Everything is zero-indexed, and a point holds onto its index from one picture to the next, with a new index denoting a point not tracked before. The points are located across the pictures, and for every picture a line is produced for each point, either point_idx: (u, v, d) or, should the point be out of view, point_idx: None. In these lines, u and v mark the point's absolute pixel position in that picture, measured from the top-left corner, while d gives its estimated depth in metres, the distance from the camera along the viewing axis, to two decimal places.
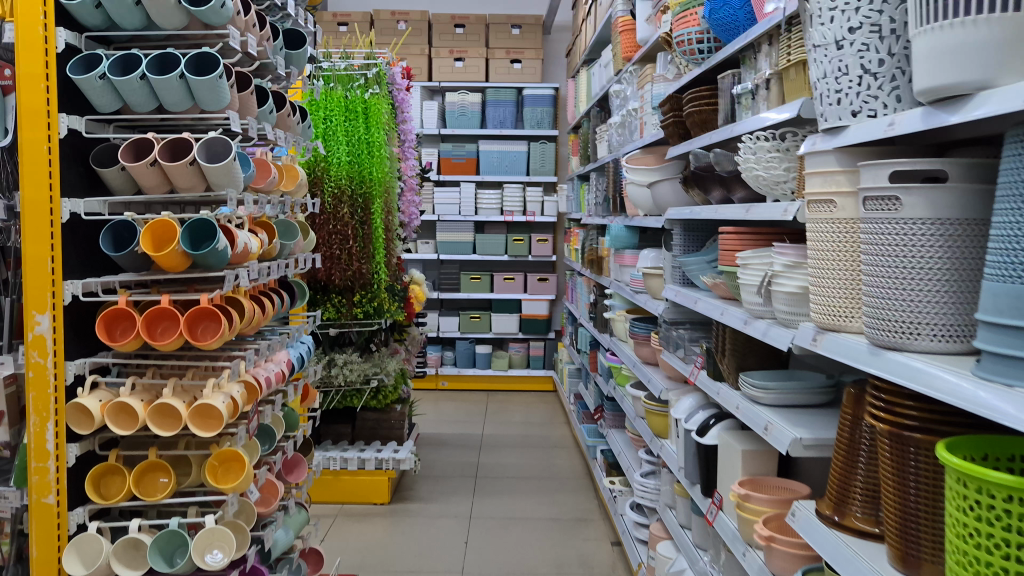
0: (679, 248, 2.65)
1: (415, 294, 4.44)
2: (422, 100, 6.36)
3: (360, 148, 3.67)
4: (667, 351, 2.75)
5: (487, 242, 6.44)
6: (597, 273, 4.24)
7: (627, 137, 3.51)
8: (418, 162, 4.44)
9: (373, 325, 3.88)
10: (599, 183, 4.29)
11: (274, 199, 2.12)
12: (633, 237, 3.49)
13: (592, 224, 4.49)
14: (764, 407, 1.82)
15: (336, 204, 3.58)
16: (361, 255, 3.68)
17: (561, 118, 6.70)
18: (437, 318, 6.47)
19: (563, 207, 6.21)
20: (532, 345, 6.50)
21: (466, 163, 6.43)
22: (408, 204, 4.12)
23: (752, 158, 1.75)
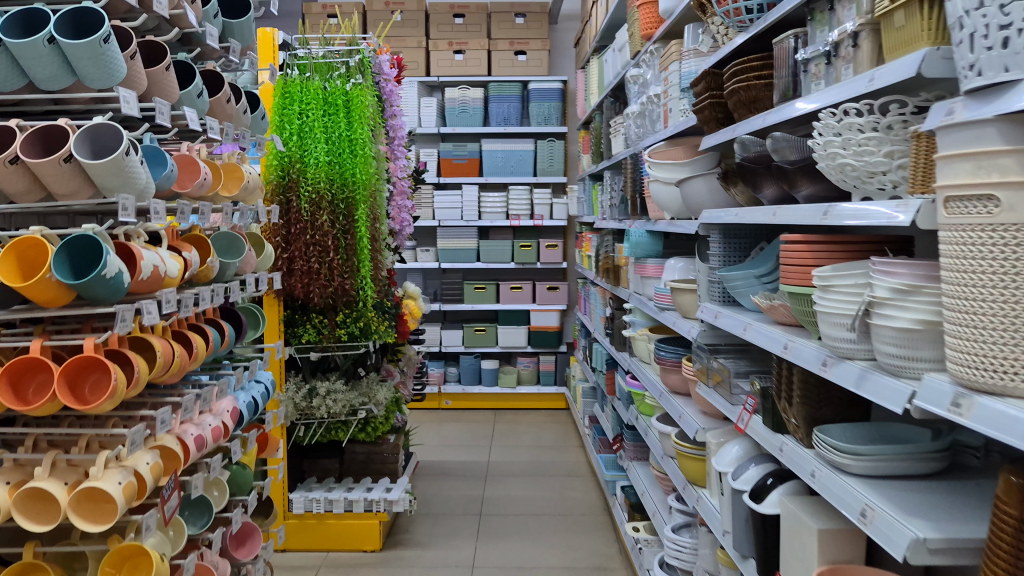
0: (718, 259, 2.18)
1: (410, 310, 3.97)
2: (420, 97, 5.91)
3: (342, 147, 3.22)
4: (704, 384, 2.27)
5: (493, 248, 5.98)
6: (613, 284, 3.80)
7: (648, 129, 3.05)
8: (412, 163, 3.98)
9: (360, 348, 3.39)
10: (614, 182, 3.82)
11: (204, 208, 1.66)
12: (656, 244, 3.03)
13: (608, 229, 4.01)
14: (851, 479, 1.33)
15: (314, 211, 3.17)
16: (343, 269, 3.24)
17: (570, 113, 6.23)
18: (439, 332, 6.01)
19: (574, 210, 5.74)
20: (542, 360, 6.03)
21: (469, 163, 5.97)
22: (399, 209, 3.66)
23: (836, 141, 1.28)
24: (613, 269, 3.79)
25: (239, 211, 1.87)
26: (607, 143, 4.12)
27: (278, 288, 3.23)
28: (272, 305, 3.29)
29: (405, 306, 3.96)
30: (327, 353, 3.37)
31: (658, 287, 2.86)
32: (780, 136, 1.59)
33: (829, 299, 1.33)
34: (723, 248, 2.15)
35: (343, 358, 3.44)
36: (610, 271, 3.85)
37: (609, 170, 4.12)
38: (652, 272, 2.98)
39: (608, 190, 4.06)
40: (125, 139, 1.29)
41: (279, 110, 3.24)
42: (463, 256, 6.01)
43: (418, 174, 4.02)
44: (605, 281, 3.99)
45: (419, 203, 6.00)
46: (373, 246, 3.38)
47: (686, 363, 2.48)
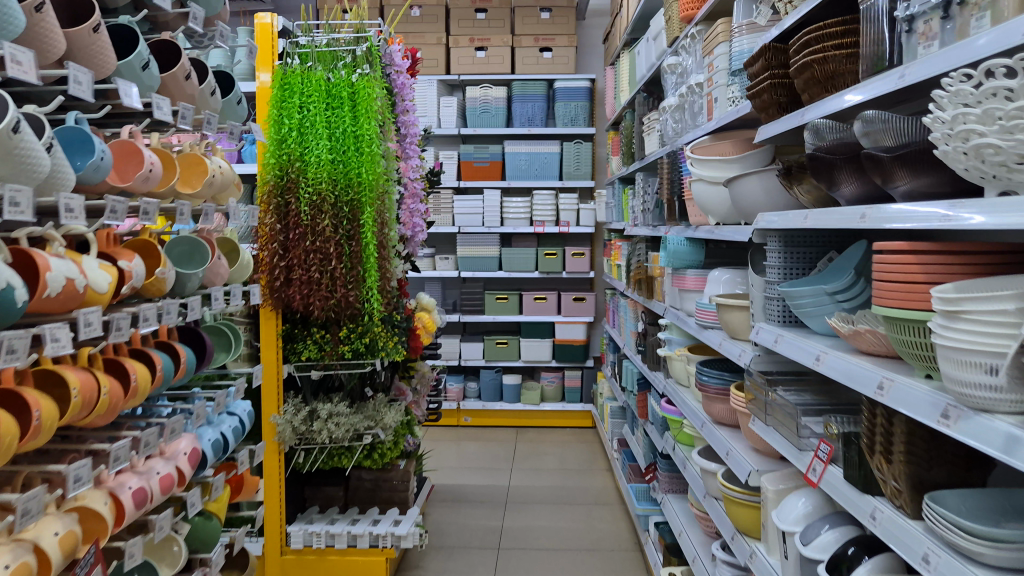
0: (778, 270, 1.82)
1: (424, 324, 3.64)
2: (439, 97, 5.61)
3: (347, 144, 2.90)
4: (757, 418, 1.92)
5: (515, 256, 5.66)
6: (646, 298, 3.45)
7: (688, 123, 2.71)
8: (426, 165, 3.66)
9: (365, 366, 3.07)
10: (648, 185, 3.48)
11: (146, 205, 1.37)
12: (696, 252, 2.69)
13: (640, 237, 3.67)
14: (981, 571, 0.98)
15: (315, 213, 2.88)
16: (347, 279, 2.93)
17: (598, 114, 5.90)
18: (458, 344, 5.70)
19: (602, 216, 5.40)
20: (567, 375, 5.69)
21: (491, 167, 5.66)
22: (410, 214, 3.33)
23: (972, 112, 0.94)
24: (647, 280, 3.45)
25: (184, 207, 1.56)
26: (639, 143, 3.79)
27: (276, 299, 2.94)
28: (269, 317, 3.01)
29: (419, 319, 3.64)
30: (329, 371, 3.06)
31: (700, 302, 2.52)
32: (874, 116, 1.26)
33: (955, 329, 0.99)
34: (783, 258, 1.81)
35: (347, 378, 3.13)
36: (642, 282, 3.49)
37: (641, 171, 3.78)
38: (692, 285, 2.64)
39: (640, 194, 3.73)
40: (12, 111, 1.09)
41: (277, 103, 2.93)
42: (484, 264, 5.70)
43: (433, 176, 3.70)
44: (637, 294, 3.64)
45: (439, 208, 5.69)
46: (381, 255, 3.04)
47: (735, 392, 2.13)
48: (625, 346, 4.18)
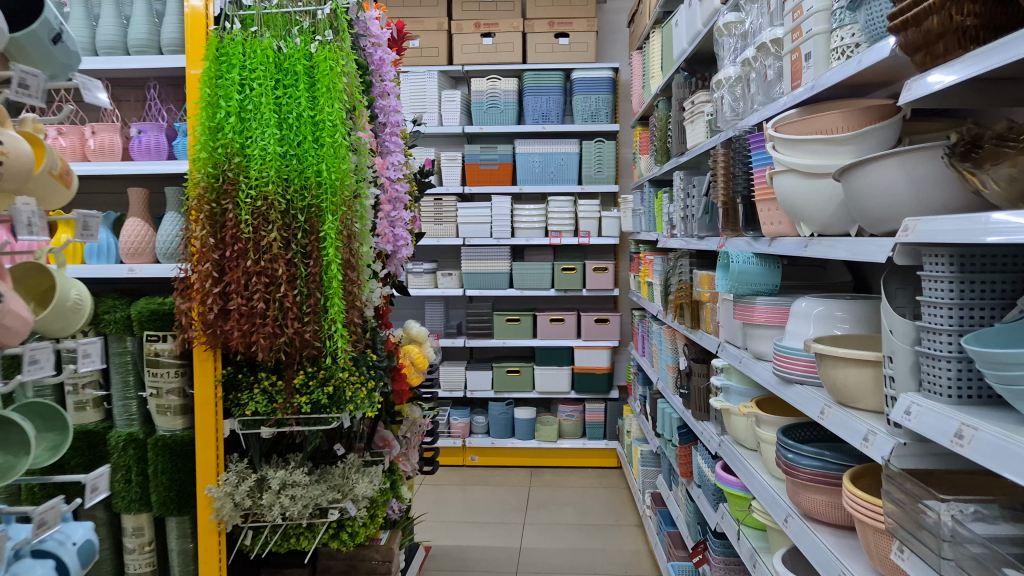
0: (948, 312, 1.10)
1: (413, 359, 2.95)
2: (441, 91, 4.96)
3: (301, 132, 2.24)
4: (897, 542, 1.20)
5: (528, 272, 4.97)
6: (691, 329, 2.74)
7: (754, 99, 2.03)
8: (415, 164, 2.98)
9: (330, 422, 2.38)
10: (692, 186, 2.79)
11: None
12: (768, 274, 1.99)
13: (680, 251, 2.97)
14: None
15: (260, 223, 2.21)
16: (302, 309, 2.25)
17: (623, 109, 5.20)
18: (463, 372, 5.02)
19: (627, 224, 4.71)
20: (588, 408, 4.99)
21: (500, 170, 4.98)
22: (391, 224, 2.65)
23: None
24: (691, 306, 2.74)
25: None
26: (676, 135, 3.10)
27: (209, 336, 2.25)
28: (204, 360, 2.32)
29: (405, 355, 2.94)
30: (284, 429, 2.36)
31: (779, 343, 1.82)
32: None
33: None
34: (958, 291, 1.09)
35: (307, 436, 2.43)
36: (685, 308, 2.78)
37: (681, 170, 3.08)
38: (766, 320, 1.94)
39: (680, 201, 3.03)
40: None
41: (211, 80, 2.25)
42: (493, 282, 5.03)
43: (425, 177, 3.02)
44: (677, 322, 2.93)
45: (440, 217, 5.02)
46: (351, 278, 2.35)
47: (847, 486, 1.42)
48: (661, 382, 3.48)
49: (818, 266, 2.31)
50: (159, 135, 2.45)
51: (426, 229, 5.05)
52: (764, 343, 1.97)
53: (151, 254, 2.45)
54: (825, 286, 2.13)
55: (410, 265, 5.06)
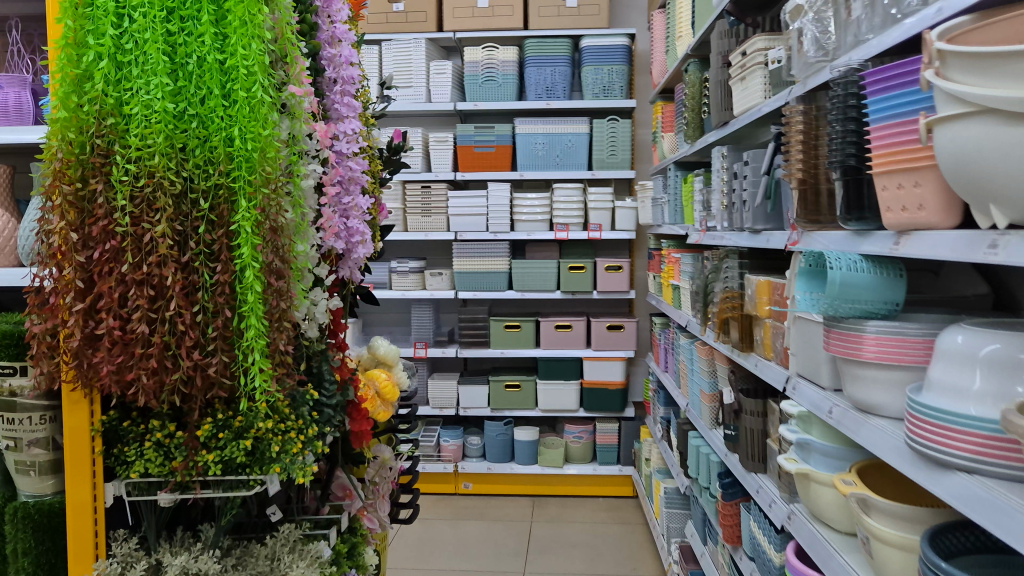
0: None
1: (379, 389, 2.31)
2: (430, 62, 4.32)
3: (205, 82, 1.58)
4: None
5: (530, 271, 4.34)
6: (742, 354, 2.09)
7: (858, 26, 1.38)
8: (383, 139, 2.32)
9: (253, 486, 1.73)
10: (740, 166, 2.17)
11: None
12: (883, 291, 1.32)
13: (723, 250, 2.32)
14: None
15: (143, 211, 1.55)
16: (206, 333, 1.59)
17: (640, 83, 4.54)
18: (456, 387, 4.40)
19: (645, 216, 4.07)
20: (599, 428, 4.37)
21: (497, 153, 4.35)
22: (344, 214, 2.00)
23: None
24: (743, 324, 2.09)
25: None
26: (714, 102, 2.45)
27: (76, 371, 1.60)
28: (76, 403, 1.68)
29: (370, 383, 2.31)
30: (186, 495, 1.71)
31: (915, 398, 1.16)
32: None
33: None
34: None
35: (223, 503, 1.77)
36: (734, 326, 2.13)
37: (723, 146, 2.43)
38: (877, 358, 1.28)
39: (721, 186, 2.38)
40: None
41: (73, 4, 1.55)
42: (491, 283, 4.40)
43: (400, 159, 2.35)
44: (721, 343, 2.28)
45: (429, 208, 4.39)
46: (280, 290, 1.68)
47: None
48: (693, 412, 2.83)
49: (929, 272, 1.66)
50: (20, 91, 1.83)
51: (413, 222, 4.43)
52: (875, 390, 1.32)
53: (14, 255, 1.80)
54: (950, 299, 1.49)
55: (394, 264, 4.43)
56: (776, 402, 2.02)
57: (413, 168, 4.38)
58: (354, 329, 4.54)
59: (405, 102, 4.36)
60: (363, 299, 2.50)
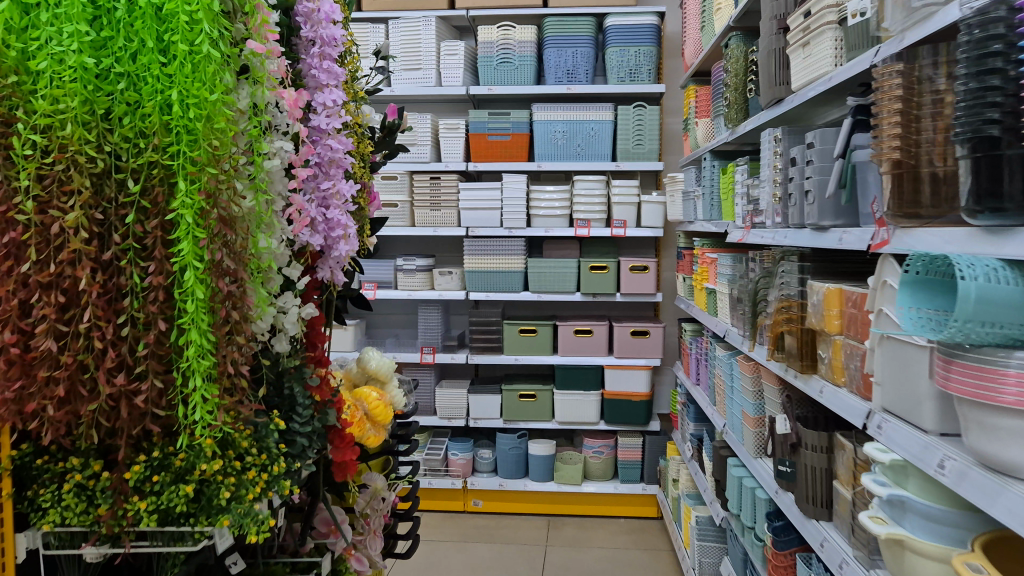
0: None
1: (368, 411, 1.99)
2: (441, 42, 3.99)
3: (132, 23, 1.04)
4: None
5: (547, 271, 3.99)
6: (802, 378, 1.74)
7: None
8: (377, 118, 1.98)
9: (197, 540, 1.39)
10: (799, 150, 1.82)
11: None
12: None
13: (777, 250, 1.96)
14: None
15: (52, 196, 1.03)
16: (133, 351, 1.11)
17: (670, 67, 4.18)
18: (466, 395, 4.07)
19: (673, 211, 3.71)
20: (621, 443, 4.02)
21: (513, 142, 4.01)
22: (323, 203, 1.66)
23: None
24: (804, 342, 1.73)
25: None
26: (765, 76, 2.09)
27: None
28: None
29: (360, 403, 2.00)
30: (116, 550, 1.37)
31: None
32: None
33: None
34: None
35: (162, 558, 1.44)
36: (792, 343, 1.78)
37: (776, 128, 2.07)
38: (1019, 405, 0.92)
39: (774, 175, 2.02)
40: None
41: None
42: (505, 282, 4.04)
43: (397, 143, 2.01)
44: (772, 363, 1.92)
45: (438, 201, 4.08)
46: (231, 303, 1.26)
47: None
48: (732, 438, 2.47)
49: None
50: None
51: (421, 217, 4.10)
52: (1015, 447, 0.95)
53: None
54: None
55: (400, 261, 4.10)
56: (845, 436, 1.66)
57: (422, 157, 4.05)
58: (356, 332, 4.21)
59: (413, 86, 4.03)
60: (354, 304, 2.17)
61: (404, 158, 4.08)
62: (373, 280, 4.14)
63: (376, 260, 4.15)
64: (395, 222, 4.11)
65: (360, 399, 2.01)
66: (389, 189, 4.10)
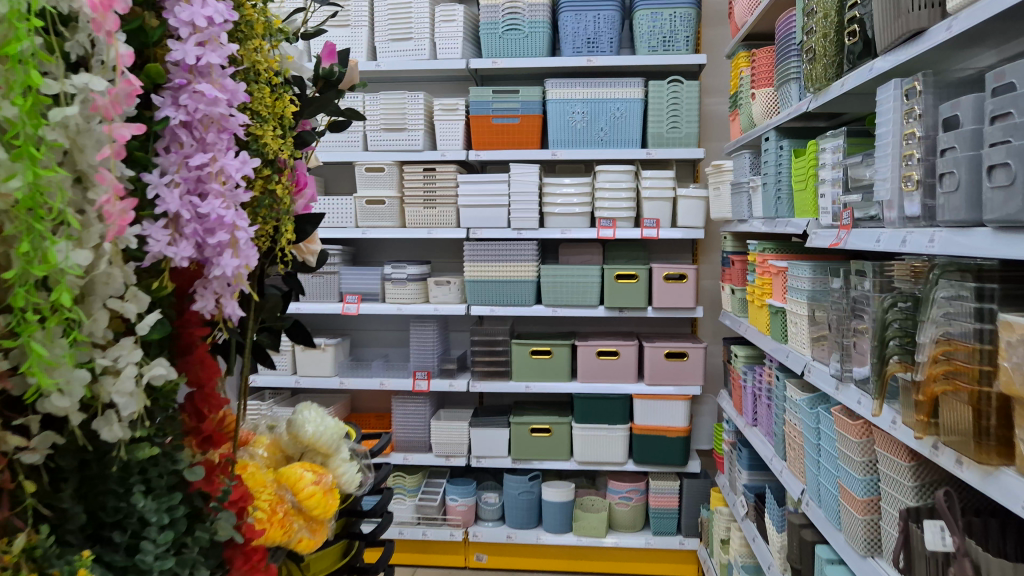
0: None
1: (306, 500, 1.32)
2: (435, 7, 3.34)
3: None
4: None
5: (564, 281, 3.34)
6: (978, 473, 1.07)
7: None
8: (306, 65, 1.32)
9: None
10: (962, 106, 1.17)
11: None
12: None
13: (916, 262, 1.30)
14: None
15: None
16: None
17: (712, 34, 3.48)
18: (467, 429, 3.42)
19: (718, 208, 3.05)
20: (653, 487, 3.36)
21: (523, 125, 3.35)
22: (195, 189, 0.98)
23: None
24: (983, 415, 1.06)
25: None
26: (885, 4, 1.43)
27: None
28: None
29: (291, 488, 1.33)
30: None
31: None
32: None
33: None
34: None
35: None
36: (961, 414, 1.10)
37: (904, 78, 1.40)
38: None
39: (906, 149, 1.36)
40: None
41: None
42: (513, 294, 3.38)
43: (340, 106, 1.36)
44: (914, 439, 1.25)
45: (433, 198, 3.43)
46: None
47: None
48: (822, 519, 1.78)
49: None
50: None
51: (414, 216, 3.46)
52: None
53: None
54: None
55: (389, 270, 3.46)
56: None
57: (413, 144, 3.41)
58: (338, 352, 3.57)
59: (403, 60, 3.38)
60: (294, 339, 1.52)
61: (393, 146, 3.43)
62: (357, 291, 3.50)
63: (360, 268, 3.51)
64: (382, 221, 3.47)
65: (282, 485, 1.33)
66: (375, 184, 3.46)
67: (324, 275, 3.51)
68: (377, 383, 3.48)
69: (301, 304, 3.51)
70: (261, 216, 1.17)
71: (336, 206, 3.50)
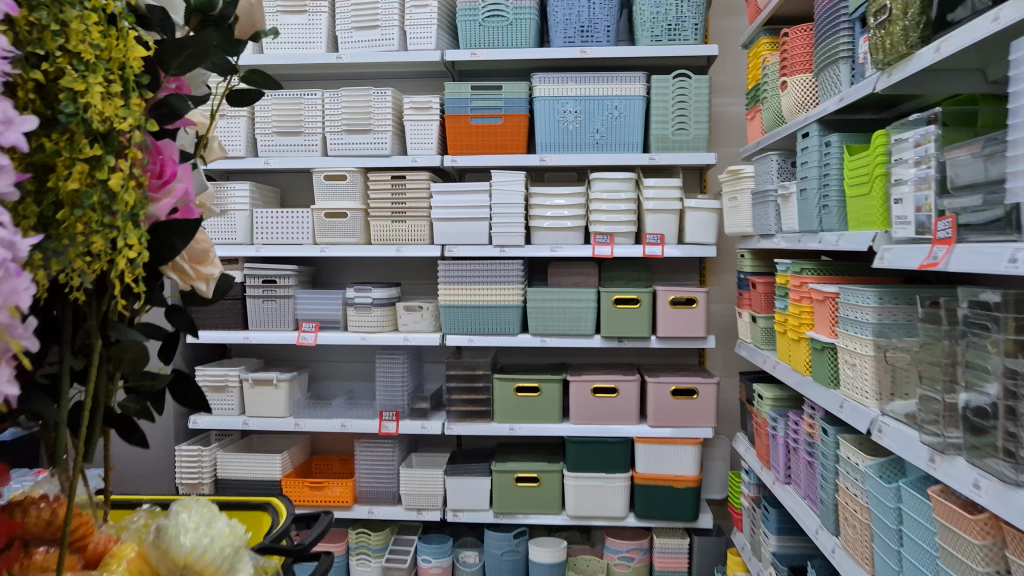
0: None
1: None
2: None
3: None
4: None
5: (554, 306, 2.89)
6: None
7: None
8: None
9: None
10: None
11: None
12: None
13: None
14: None
15: None
16: None
17: (723, 24, 3.05)
18: (443, 478, 2.95)
19: (735, 221, 2.61)
20: (658, 545, 2.89)
21: (506, 126, 2.91)
22: None
23: None
24: None
25: None
26: None
27: None
28: None
29: None
30: None
31: None
32: None
33: None
34: None
35: None
36: None
37: None
38: None
39: None
40: None
41: None
42: (495, 322, 2.93)
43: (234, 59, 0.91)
44: None
45: (402, 210, 2.98)
46: None
47: None
48: None
49: None
50: None
51: (381, 230, 3.00)
52: None
53: None
54: None
55: (352, 293, 3.00)
56: None
57: (380, 148, 2.96)
58: (293, 388, 3.10)
59: (368, 51, 2.94)
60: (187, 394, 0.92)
61: (357, 150, 2.98)
62: (315, 318, 3.03)
63: (319, 291, 3.04)
64: (343, 237, 3.01)
65: None
66: (336, 194, 3.01)
67: (277, 298, 3.05)
68: (338, 424, 3.00)
69: (249, 333, 3.03)
70: (79, 235, 0.58)
71: (291, 220, 3.03)
